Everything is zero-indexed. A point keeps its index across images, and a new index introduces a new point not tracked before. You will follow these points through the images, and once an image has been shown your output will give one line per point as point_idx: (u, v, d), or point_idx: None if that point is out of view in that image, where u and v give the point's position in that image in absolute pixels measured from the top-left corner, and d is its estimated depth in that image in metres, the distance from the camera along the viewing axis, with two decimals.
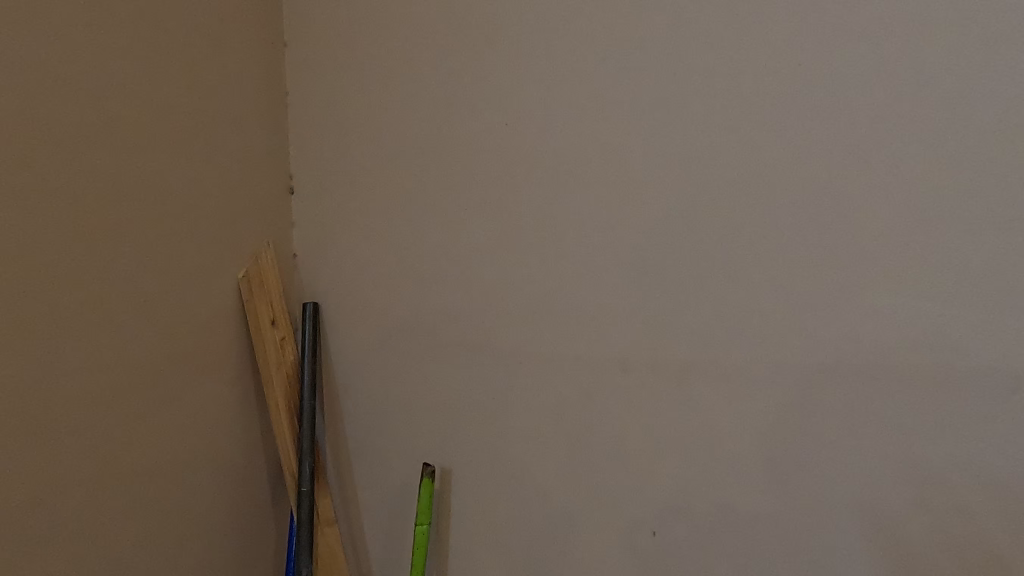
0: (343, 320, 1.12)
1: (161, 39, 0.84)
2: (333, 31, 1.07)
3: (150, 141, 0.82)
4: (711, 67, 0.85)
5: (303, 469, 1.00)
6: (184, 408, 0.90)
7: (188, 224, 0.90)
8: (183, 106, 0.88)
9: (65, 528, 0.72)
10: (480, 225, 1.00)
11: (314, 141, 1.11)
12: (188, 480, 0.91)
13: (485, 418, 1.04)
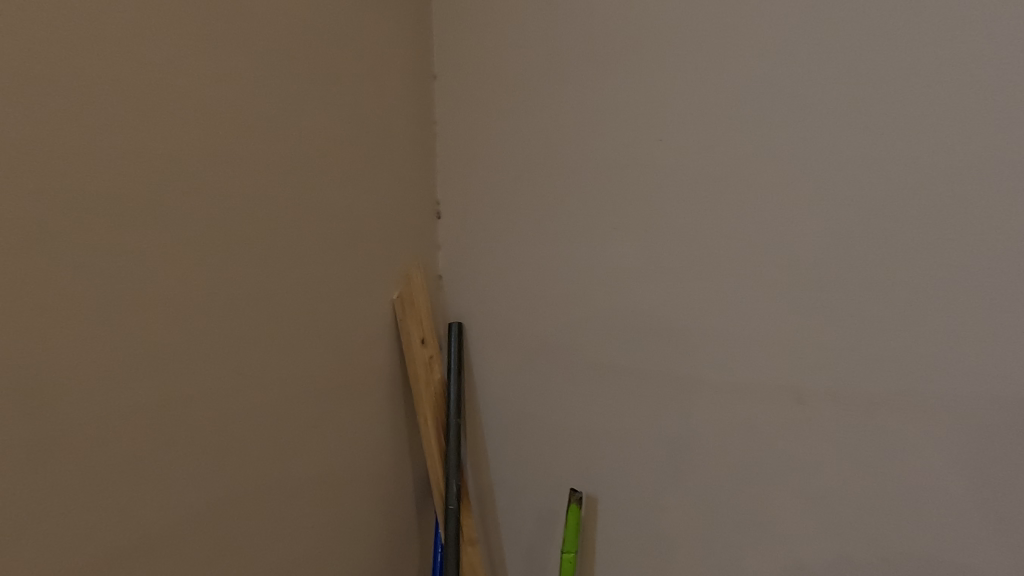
0: (486, 341, 1.14)
1: (330, 83, 0.93)
2: (480, 62, 1.12)
3: (316, 174, 0.90)
4: (910, 67, 0.77)
5: (450, 486, 1.02)
6: (342, 422, 0.96)
7: (348, 250, 0.97)
8: (343, 141, 0.96)
9: (251, 528, 0.79)
10: (628, 246, 0.98)
11: (461, 168, 1.15)
12: (345, 489, 0.97)
13: (634, 446, 1.00)
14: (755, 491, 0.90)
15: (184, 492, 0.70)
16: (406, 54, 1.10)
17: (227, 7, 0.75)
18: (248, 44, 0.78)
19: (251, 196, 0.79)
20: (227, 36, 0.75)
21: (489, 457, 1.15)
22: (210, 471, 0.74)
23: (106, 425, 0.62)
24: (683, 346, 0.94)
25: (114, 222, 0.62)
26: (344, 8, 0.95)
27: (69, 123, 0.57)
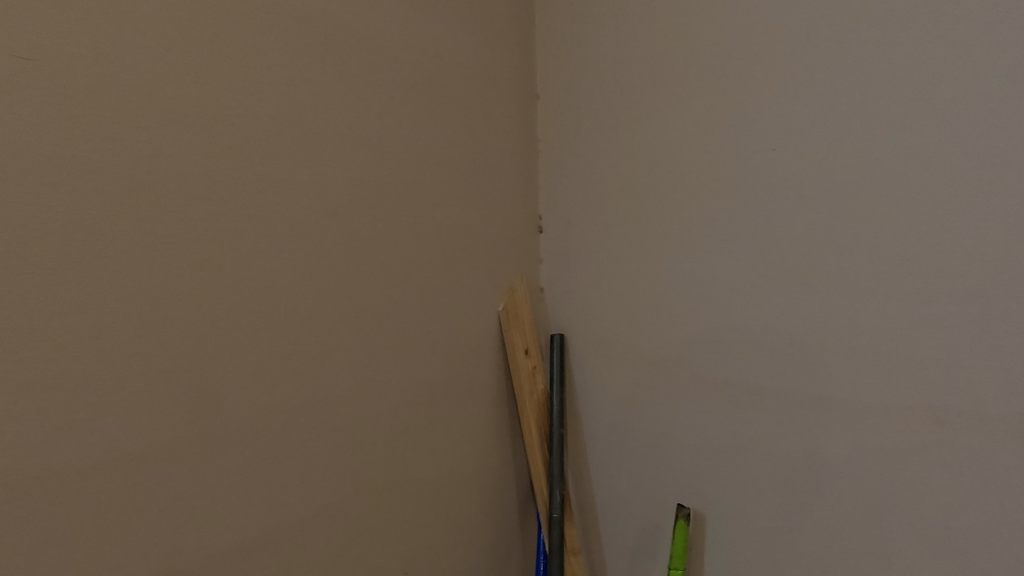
0: (587, 352, 1.15)
1: (445, 106, 0.99)
2: (583, 78, 1.14)
3: (431, 193, 0.96)
4: None
5: (555, 495, 1.04)
6: (455, 428, 1.01)
7: (460, 265, 1.02)
8: (456, 161, 1.01)
9: (373, 523, 0.86)
10: (742, 258, 0.95)
11: (565, 182, 1.18)
12: (457, 492, 1.01)
13: (746, 464, 0.96)
14: (891, 518, 0.84)
15: (317, 486, 0.78)
16: (513, 76, 1.15)
17: (355, 46, 0.84)
18: (372, 79, 0.86)
19: (374, 217, 0.86)
20: (353, 73, 0.84)
21: (593, 467, 1.16)
22: (338, 467, 0.81)
23: (256, 422, 0.71)
24: (805, 362, 0.90)
25: (263, 244, 0.71)
26: (457, 37, 1.02)
27: (230, 161, 0.68)
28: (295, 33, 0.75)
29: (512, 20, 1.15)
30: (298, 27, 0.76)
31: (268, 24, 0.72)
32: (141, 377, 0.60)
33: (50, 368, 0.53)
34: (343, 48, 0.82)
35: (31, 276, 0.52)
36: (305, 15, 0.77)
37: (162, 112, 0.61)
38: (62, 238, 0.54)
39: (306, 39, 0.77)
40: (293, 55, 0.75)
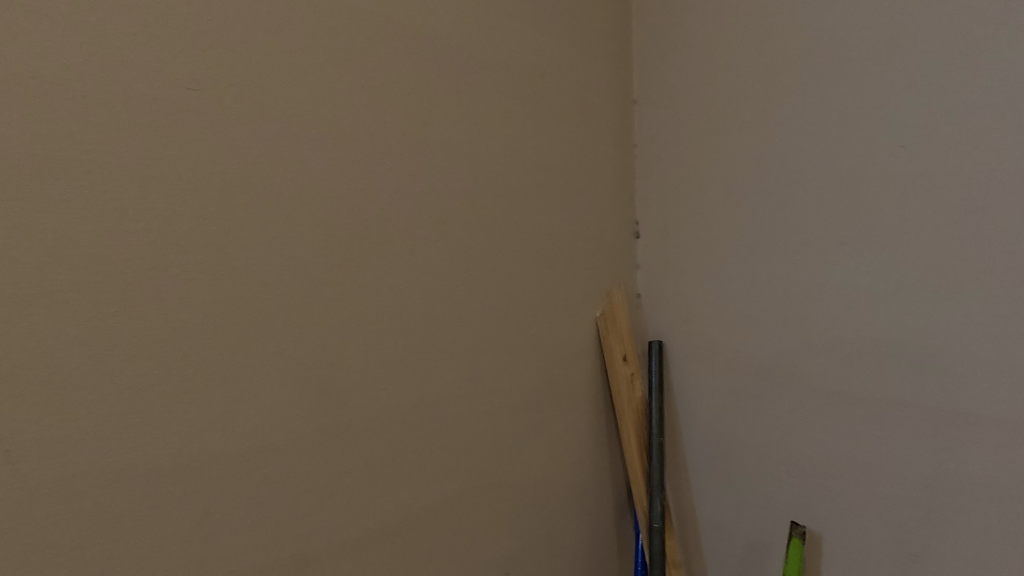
0: (688, 360, 1.12)
1: (549, 115, 0.99)
2: (684, 81, 1.12)
3: (537, 200, 0.96)
4: None
5: (654, 505, 1.02)
6: (558, 435, 0.99)
7: (565, 271, 1.01)
8: (558, 168, 1.01)
9: (486, 527, 0.86)
10: (862, 261, 0.88)
11: (666, 186, 1.15)
12: (561, 499, 1.00)
13: (870, 484, 0.89)
14: None
15: (432, 487, 0.78)
16: (611, 81, 1.14)
17: (468, 59, 0.85)
18: (483, 90, 0.88)
19: (484, 224, 0.87)
20: (464, 85, 0.85)
21: (694, 479, 1.12)
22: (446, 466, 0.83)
23: (378, 422, 0.72)
24: (945, 376, 0.81)
25: (383, 250, 0.74)
26: (558, 44, 1.02)
27: (354, 174, 0.71)
28: (412, 51, 0.78)
29: (609, 26, 1.14)
30: (415, 43, 0.78)
31: (389, 43, 0.75)
32: (278, 375, 0.64)
33: (204, 367, 0.58)
34: (455, 60, 0.84)
35: (191, 283, 0.58)
36: (422, 31, 0.79)
37: (296, 132, 0.66)
38: (216, 249, 0.59)
39: (423, 54, 0.79)
40: (412, 70, 0.78)
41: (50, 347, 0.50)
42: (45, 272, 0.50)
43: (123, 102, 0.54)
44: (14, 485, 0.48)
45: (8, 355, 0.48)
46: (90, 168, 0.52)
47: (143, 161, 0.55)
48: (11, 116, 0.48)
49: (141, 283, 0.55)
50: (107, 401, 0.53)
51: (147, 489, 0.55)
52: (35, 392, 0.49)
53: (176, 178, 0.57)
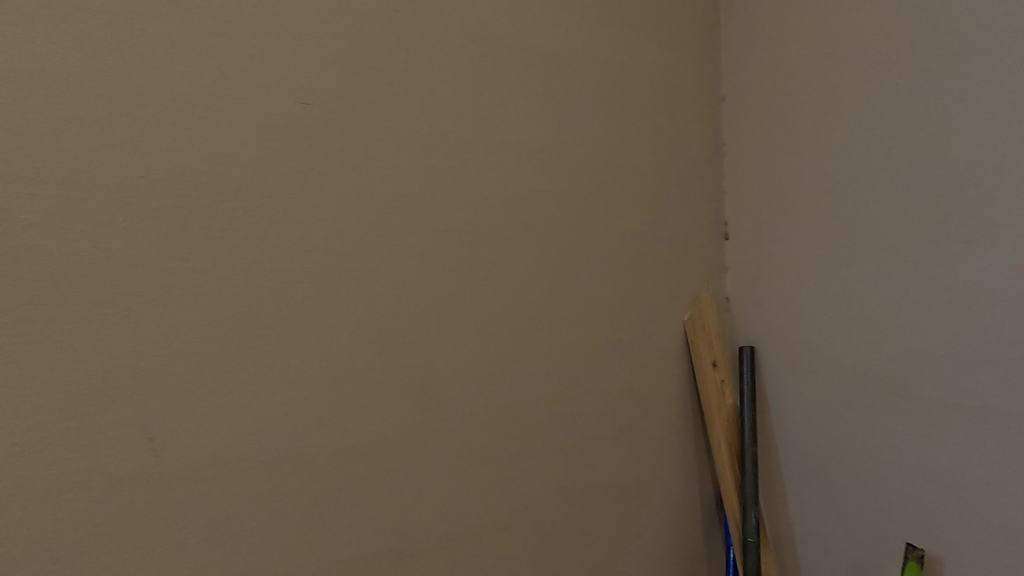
0: (784, 368, 1.06)
1: (635, 116, 0.97)
2: (778, 75, 1.06)
3: (622, 202, 0.94)
4: None
5: (748, 518, 0.97)
6: (645, 442, 0.97)
7: (652, 274, 0.99)
8: (644, 169, 0.98)
9: (574, 532, 0.85)
10: (992, 259, 0.82)
11: (756, 185, 1.10)
12: (650, 508, 0.97)
13: (1004, 503, 0.82)
14: None
15: (521, 489, 0.79)
16: (698, 78, 1.10)
17: (553, 63, 0.85)
18: (568, 94, 0.87)
19: (571, 227, 0.86)
20: (551, 89, 0.85)
21: (791, 493, 1.06)
22: None
23: (470, 423, 0.74)
24: None
25: (473, 254, 0.75)
26: (643, 43, 0.99)
27: (447, 180, 0.73)
28: (501, 58, 0.79)
29: (695, 21, 1.10)
30: (504, 50, 0.79)
31: (479, 51, 0.77)
32: (377, 375, 0.66)
33: (310, 368, 0.61)
34: (542, 65, 0.84)
35: (299, 288, 0.61)
36: (510, 37, 0.80)
37: (393, 141, 0.68)
38: (321, 256, 0.62)
39: (511, 60, 0.80)
40: (501, 77, 0.79)
41: (180, 346, 0.54)
42: (178, 278, 0.54)
43: (239, 121, 0.58)
44: (151, 473, 0.53)
45: (150, 355, 0.53)
46: (217, 181, 0.56)
47: (262, 174, 0.59)
48: (150, 135, 0.53)
49: (256, 289, 0.58)
50: (225, 399, 0.56)
51: (262, 481, 0.58)
52: (169, 388, 0.54)
53: (285, 190, 0.60)
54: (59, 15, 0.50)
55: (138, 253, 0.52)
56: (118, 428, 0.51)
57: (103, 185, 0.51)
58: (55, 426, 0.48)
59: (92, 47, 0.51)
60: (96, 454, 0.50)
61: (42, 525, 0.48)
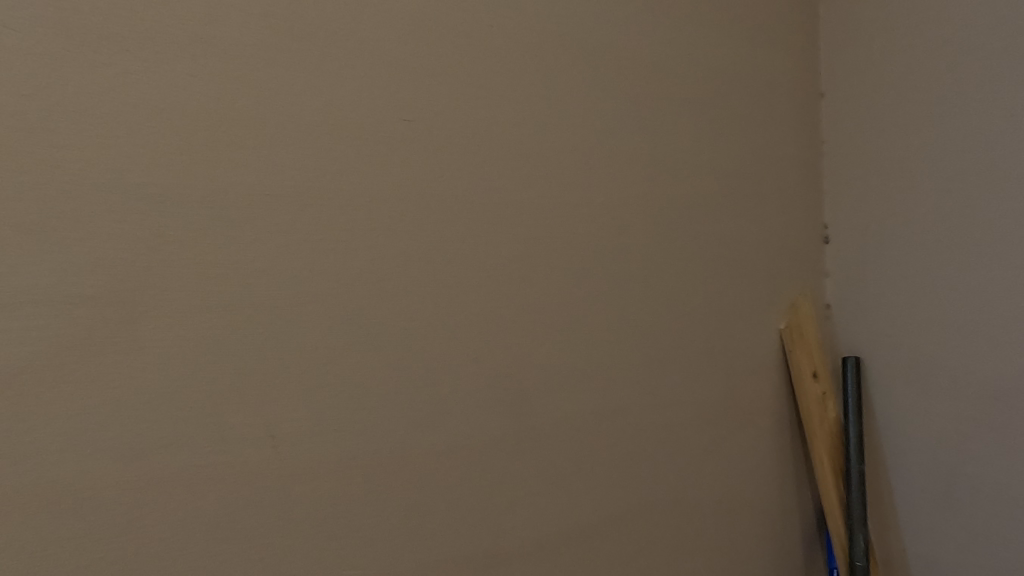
0: (894, 380, 0.99)
1: (728, 117, 0.94)
2: (885, 69, 1.01)
3: (715, 206, 0.92)
4: None
5: (856, 540, 0.92)
6: (740, 454, 0.93)
7: (746, 280, 0.95)
8: (737, 171, 0.95)
9: (666, 544, 0.83)
10: None
11: (861, 185, 1.03)
12: (744, 524, 0.93)
13: None
14: None
15: (612, 498, 0.78)
16: (794, 75, 1.05)
17: (644, 68, 0.84)
18: (659, 98, 0.86)
19: (662, 232, 0.85)
20: (642, 93, 0.84)
21: (903, 516, 0.98)
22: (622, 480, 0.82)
23: (562, 430, 0.74)
24: None
25: (565, 261, 0.75)
26: (737, 42, 0.96)
27: (539, 189, 0.74)
28: (592, 66, 0.79)
29: (792, 14, 1.05)
30: (595, 58, 0.79)
31: (571, 60, 0.77)
32: (473, 381, 0.68)
33: (412, 373, 0.64)
34: (632, 70, 0.83)
35: (401, 297, 0.64)
36: (601, 44, 0.80)
37: (488, 152, 0.70)
38: (422, 265, 0.65)
39: (602, 67, 0.80)
40: (592, 85, 0.79)
41: (300, 350, 0.58)
42: (295, 288, 0.58)
43: (349, 140, 0.61)
44: (275, 467, 0.57)
45: (272, 360, 0.57)
46: (329, 197, 0.60)
47: (370, 189, 0.62)
48: (275, 156, 0.57)
49: (363, 298, 0.61)
50: (336, 402, 0.60)
51: (368, 479, 0.61)
52: (289, 390, 0.57)
53: (389, 204, 0.63)
54: (199, 50, 0.54)
55: (264, 264, 0.57)
56: (247, 424, 0.55)
57: (234, 202, 0.55)
58: (194, 422, 0.53)
59: (226, 77, 0.55)
60: (228, 449, 0.55)
61: (184, 512, 0.53)
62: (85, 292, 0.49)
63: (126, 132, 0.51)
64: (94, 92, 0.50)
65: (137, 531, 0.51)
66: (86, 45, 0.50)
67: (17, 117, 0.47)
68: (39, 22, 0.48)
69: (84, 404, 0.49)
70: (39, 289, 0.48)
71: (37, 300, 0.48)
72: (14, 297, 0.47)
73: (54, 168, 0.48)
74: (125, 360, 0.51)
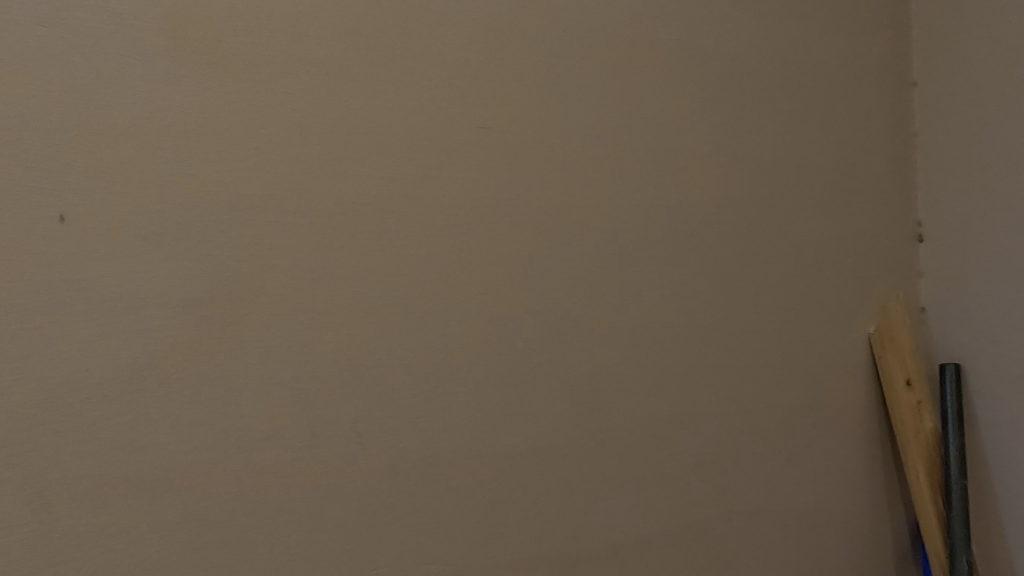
0: (1000, 390, 0.91)
1: (810, 111, 0.90)
2: (990, 53, 0.93)
3: (796, 204, 0.88)
4: None
5: (957, 562, 0.85)
6: (825, 464, 0.88)
7: (829, 281, 0.90)
8: (821, 167, 0.91)
9: (745, 555, 0.80)
10: None
11: (962, 179, 0.96)
12: (830, 537, 0.88)
13: None
14: None
15: (688, 505, 0.76)
16: (883, 63, 0.99)
17: (720, 64, 0.82)
18: (735, 94, 0.83)
19: (739, 232, 0.82)
20: (717, 90, 0.82)
21: (1013, 537, 0.90)
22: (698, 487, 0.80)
23: (636, 433, 0.73)
24: None
25: (638, 263, 0.74)
26: (819, 32, 0.92)
27: (611, 191, 0.73)
28: (665, 65, 0.78)
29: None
30: (668, 56, 0.78)
31: (644, 60, 0.76)
32: (547, 383, 0.68)
33: (487, 374, 0.65)
34: (707, 67, 0.81)
35: (477, 300, 0.65)
36: (674, 42, 0.79)
37: (560, 155, 0.70)
38: (496, 268, 0.66)
39: (676, 66, 0.79)
40: (664, 84, 0.78)
41: (381, 350, 0.61)
42: (378, 291, 0.61)
43: (429, 148, 0.64)
44: (360, 462, 0.59)
45: (358, 360, 0.60)
46: (409, 203, 0.62)
47: (447, 195, 0.64)
48: (359, 165, 0.60)
49: (440, 300, 0.63)
50: (415, 401, 0.62)
51: (445, 476, 0.63)
52: (373, 388, 0.60)
53: (465, 209, 0.65)
54: (292, 69, 0.58)
55: (349, 268, 0.59)
56: (334, 420, 0.58)
57: (322, 210, 0.59)
58: (286, 418, 0.57)
59: (315, 93, 0.59)
60: (316, 444, 0.58)
61: (278, 502, 0.56)
62: (191, 296, 0.54)
63: (227, 147, 0.55)
64: (199, 113, 0.54)
65: (238, 517, 0.55)
66: (195, 69, 0.54)
67: (135, 138, 0.52)
68: (153, 51, 0.53)
69: (190, 399, 0.54)
70: (151, 294, 0.53)
71: (151, 302, 0.53)
72: (132, 300, 0.52)
73: (165, 183, 0.53)
74: (225, 358, 0.55)
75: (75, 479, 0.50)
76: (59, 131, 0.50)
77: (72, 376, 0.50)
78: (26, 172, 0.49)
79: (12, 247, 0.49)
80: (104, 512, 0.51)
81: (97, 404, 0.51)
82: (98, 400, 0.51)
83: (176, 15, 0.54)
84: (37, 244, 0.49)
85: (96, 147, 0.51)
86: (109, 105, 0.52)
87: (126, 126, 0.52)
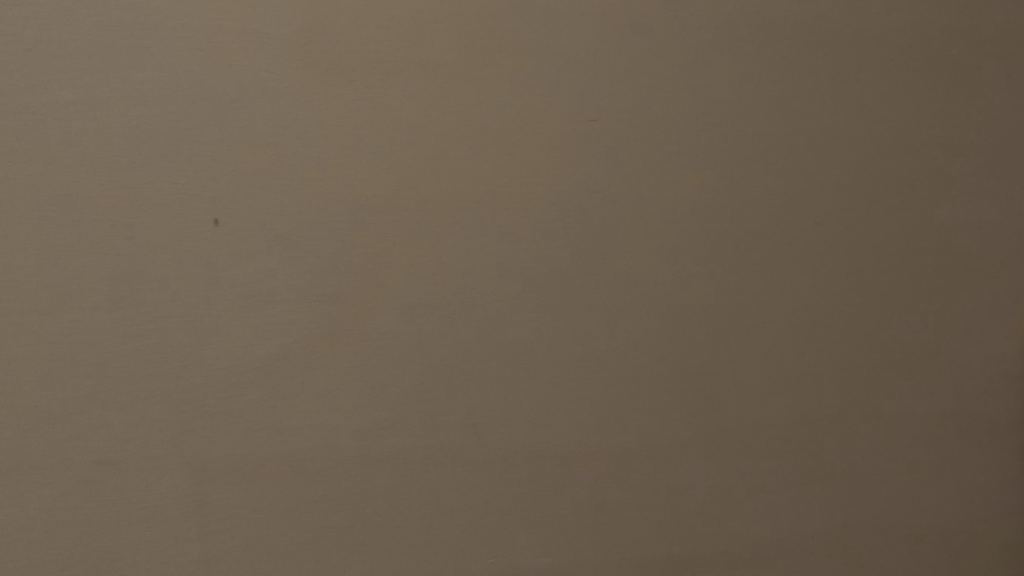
0: None
1: (998, 59, 0.73)
2: None
3: (969, 179, 0.72)
4: None
5: None
6: (1005, 484, 0.75)
7: (1015, 270, 0.74)
8: (1012, 128, 0.73)
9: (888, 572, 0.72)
10: None
11: None
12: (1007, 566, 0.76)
13: None
14: None
15: (817, 515, 0.70)
16: None
17: (874, 18, 0.69)
18: (890, 52, 0.70)
19: (885, 216, 0.71)
20: (866, 50, 0.69)
21: None
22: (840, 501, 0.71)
23: (758, 437, 0.68)
24: None
25: (760, 255, 0.68)
26: None
27: (733, 178, 0.67)
28: (804, 30, 0.68)
29: None
30: (812, 19, 0.68)
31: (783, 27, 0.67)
32: (661, 379, 0.66)
33: (599, 369, 0.64)
34: (860, 24, 0.69)
35: (589, 295, 0.64)
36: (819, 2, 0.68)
37: (676, 143, 0.66)
38: (610, 262, 0.65)
39: (823, 30, 0.68)
40: (804, 52, 0.68)
41: (493, 345, 0.62)
42: (491, 285, 0.62)
43: (539, 144, 0.63)
44: (474, 453, 0.61)
45: (473, 353, 0.61)
46: (520, 199, 0.63)
47: (558, 191, 0.63)
48: (471, 164, 0.61)
49: (553, 295, 0.63)
50: (528, 395, 0.62)
51: (558, 470, 0.63)
52: (487, 381, 0.61)
53: (576, 204, 0.64)
54: (409, 74, 0.60)
55: (462, 264, 0.61)
56: (450, 411, 0.60)
57: (438, 209, 0.61)
58: (405, 407, 0.59)
59: (431, 95, 0.61)
60: (435, 433, 0.60)
61: (401, 487, 0.59)
62: (323, 292, 0.58)
63: (351, 152, 0.59)
64: (328, 121, 0.58)
65: (364, 499, 0.58)
66: (324, 81, 0.58)
67: (274, 148, 0.57)
68: (287, 66, 0.57)
69: (323, 388, 0.58)
70: (289, 290, 0.57)
71: (289, 298, 0.57)
72: (273, 296, 0.57)
73: (299, 188, 0.58)
74: (353, 351, 0.58)
75: (228, 457, 0.56)
76: (209, 143, 0.56)
77: (224, 365, 0.56)
78: (184, 181, 0.55)
79: (176, 249, 0.55)
80: (251, 489, 0.56)
81: (246, 390, 0.56)
82: (245, 387, 0.56)
83: (302, 30, 0.58)
84: (194, 245, 0.56)
85: (241, 158, 0.56)
86: (249, 118, 0.57)
87: (266, 136, 0.57)
